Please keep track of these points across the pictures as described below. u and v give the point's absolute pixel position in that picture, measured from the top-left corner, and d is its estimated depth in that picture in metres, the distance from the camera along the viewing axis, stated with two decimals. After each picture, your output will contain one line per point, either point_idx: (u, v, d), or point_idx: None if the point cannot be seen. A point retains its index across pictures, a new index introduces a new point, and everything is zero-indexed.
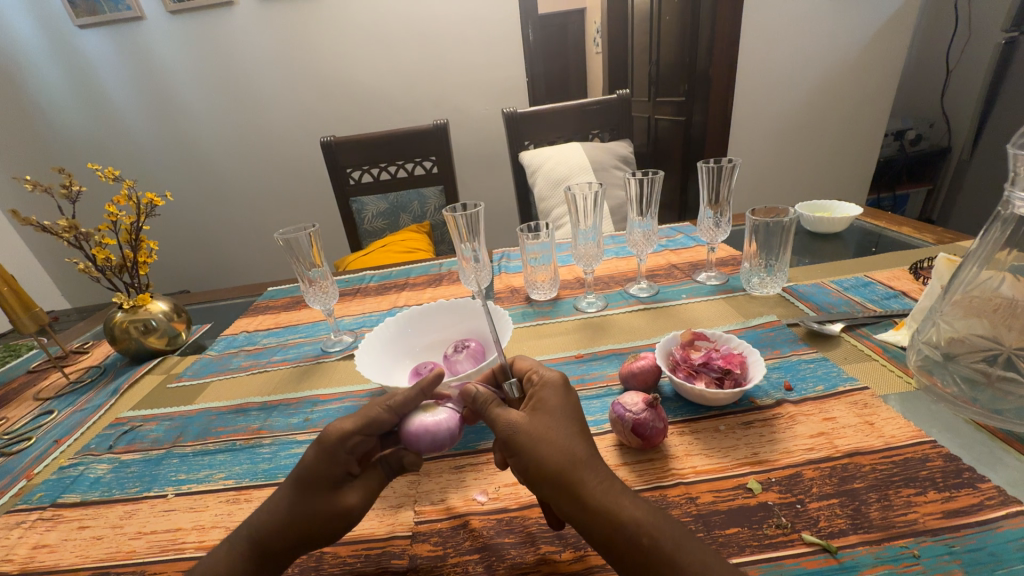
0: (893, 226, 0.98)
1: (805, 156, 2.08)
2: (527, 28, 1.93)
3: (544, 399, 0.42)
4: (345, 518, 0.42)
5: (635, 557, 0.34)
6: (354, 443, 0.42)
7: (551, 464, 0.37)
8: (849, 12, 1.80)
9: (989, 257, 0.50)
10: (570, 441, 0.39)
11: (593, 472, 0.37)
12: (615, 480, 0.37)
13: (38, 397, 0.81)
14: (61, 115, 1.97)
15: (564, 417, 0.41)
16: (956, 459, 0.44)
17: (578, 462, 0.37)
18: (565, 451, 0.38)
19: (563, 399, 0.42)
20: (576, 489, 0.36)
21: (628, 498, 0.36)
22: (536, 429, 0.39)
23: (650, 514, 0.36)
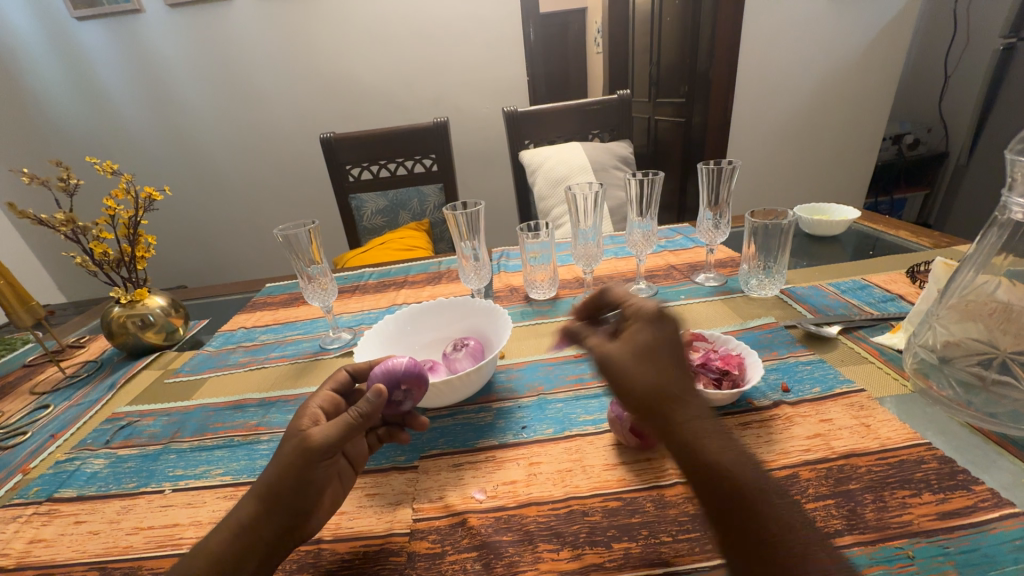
0: (891, 230, 0.99)
1: (803, 160, 2.09)
2: (529, 28, 1.92)
3: (637, 331, 0.39)
4: (310, 454, 0.44)
5: (714, 502, 0.32)
6: (320, 401, 0.50)
7: (637, 391, 0.36)
8: (850, 16, 1.80)
9: (985, 262, 0.51)
10: (661, 371, 0.36)
11: (683, 406, 0.34)
12: (705, 421, 0.34)
13: (34, 391, 0.81)
14: (59, 109, 1.96)
15: (663, 346, 0.38)
16: (950, 462, 0.44)
17: (666, 393, 0.35)
18: (654, 380, 0.36)
19: (663, 330, 0.39)
20: (660, 419, 0.34)
21: (715, 439, 0.33)
22: (628, 362, 0.37)
23: (738, 461, 0.32)
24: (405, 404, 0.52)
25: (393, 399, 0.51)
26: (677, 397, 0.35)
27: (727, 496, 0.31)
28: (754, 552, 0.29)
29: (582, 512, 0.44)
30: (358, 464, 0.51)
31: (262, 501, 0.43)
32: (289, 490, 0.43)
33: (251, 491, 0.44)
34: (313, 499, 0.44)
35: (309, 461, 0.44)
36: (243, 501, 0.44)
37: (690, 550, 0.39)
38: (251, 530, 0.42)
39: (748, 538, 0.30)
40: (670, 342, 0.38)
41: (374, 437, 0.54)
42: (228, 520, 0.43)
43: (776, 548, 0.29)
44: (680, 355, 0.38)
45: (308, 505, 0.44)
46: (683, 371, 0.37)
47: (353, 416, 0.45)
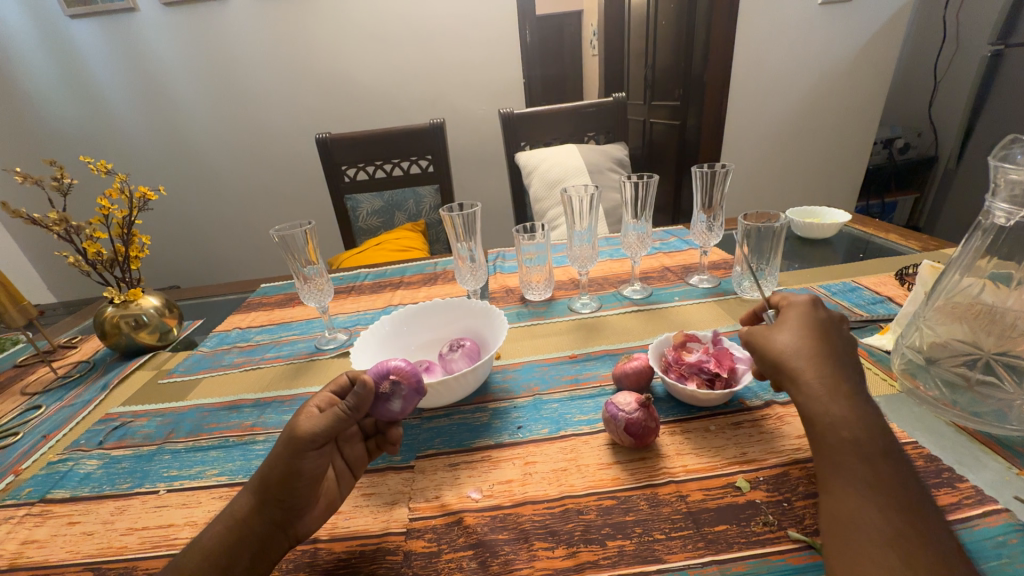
0: (880, 234, 1.01)
1: (795, 163, 2.11)
2: (525, 30, 1.93)
3: (788, 314, 0.48)
4: (297, 446, 0.43)
5: (825, 448, 0.39)
6: (318, 398, 0.48)
7: (770, 356, 0.46)
8: (842, 22, 1.83)
9: (970, 264, 0.52)
10: (796, 340, 0.45)
11: (814, 368, 0.42)
12: (836, 384, 0.41)
13: (25, 392, 0.80)
14: (51, 108, 1.94)
15: (806, 324, 0.46)
16: (935, 460, 0.45)
17: (799, 357, 0.43)
18: (790, 347, 0.45)
19: (814, 315, 0.47)
20: (789, 376, 0.43)
21: (844, 400, 0.40)
22: (768, 335, 0.47)
23: (862, 424, 0.39)
24: (393, 403, 0.48)
25: (381, 394, 0.48)
26: (810, 360, 0.43)
27: (842, 444, 0.38)
28: (850, 489, 0.36)
29: (577, 510, 0.45)
30: (356, 468, 0.50)
31: (258, 494, 0.43)
32: (279, 484, 0.42)
33: (247, 485, 0.44)
34: (303, 496, 0.43)
35: (297, 454, 0.43)
36: (240, 492, 0.44)
37: (683, 548, 0.40)
38: (246, 523, 0.42)
39: (850, 480, 0.36)
40: (812, 324, 0.46)
41: (372, 443, 0.52)
42: (225, 512, 0.43)
43: (875, 493, 0.35)
44: (832, 336, 0.45)
45: (298, 502, 0.43)
46: (823, 343, 0.44)
47: (345, 406, 0.44)
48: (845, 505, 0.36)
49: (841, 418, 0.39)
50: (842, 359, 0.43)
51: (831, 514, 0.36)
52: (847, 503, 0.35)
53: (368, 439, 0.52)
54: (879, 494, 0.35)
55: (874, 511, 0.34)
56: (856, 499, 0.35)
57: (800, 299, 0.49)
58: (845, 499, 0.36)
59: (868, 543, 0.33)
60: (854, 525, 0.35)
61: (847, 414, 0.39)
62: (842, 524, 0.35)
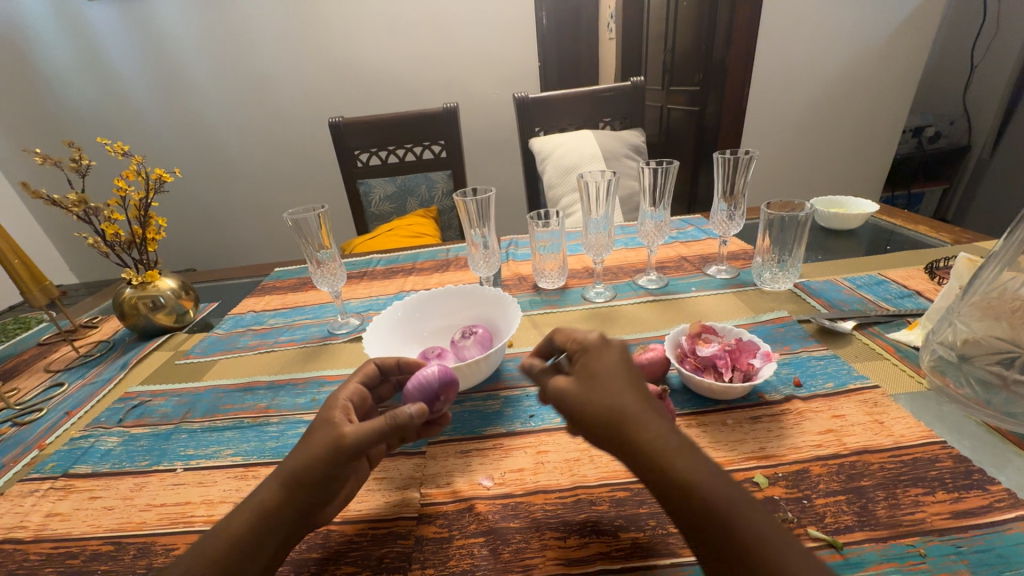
0: (909, 225, 0.97)
1: (817, 152, 2.05)
2: (540, 11, 1.88)
3: (590, 360, 0.40)
4: (341, 450, 0.41)
5: (703, 521, 0.32)
6: (347, 392, 0.48)
7: (600, 416, 0.37)
8: (875, 3, 1.74)
9: (1011, 259, 0.48)
10: (613, 396, 0.37)
11: (652, 426, 0.35)
12: (668, 435, 0.35)
13: (49, 369, 0.82)
14: (70, 91, 1.96)
15: (615, 365, 0.39)
16: (966, 461, 0.43)
17: (635, 413, 0.36)
18: (609, 395, 0.37)
19: (609, 357, 0.40)
20: (624, 446, 0.35)
21: (685, 452, 0.34)
22: (584, 393, 0.38)
23: (705, 473, 0.33)
24: (443, 411, 0.52)
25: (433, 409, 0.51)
26: (647, 414, 0.36)
27: (702, 512, 0.32)
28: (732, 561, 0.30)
29: (589, 500, 0.44)
30: (375, 460, 0.50)
31: (289, 487, 0.41)
32: (314, 481, 0.41)
33: (272, 474, 0.42)
34: (333, 487, 0.43)
35: (337, 458, 0.42)
36: (265, 481, 0.42)
37: None
38: (274, 514, 0.40)
39: (727, 548, 0.31)
40: (618, 373, 0.39)
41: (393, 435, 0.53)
42: (252, 500, 0.41)
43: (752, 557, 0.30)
44: (639, 380, 0.39)
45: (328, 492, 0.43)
46: (636, 393, 0.37)
47: (388, 421, 0.42)
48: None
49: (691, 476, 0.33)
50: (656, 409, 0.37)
51: None
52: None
53: None
54: (755, 556, 0.30)
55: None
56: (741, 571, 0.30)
57: (589, 338, 0.42)
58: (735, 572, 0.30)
59: None
60: None
61: (690, 471, 0.33)
62: None
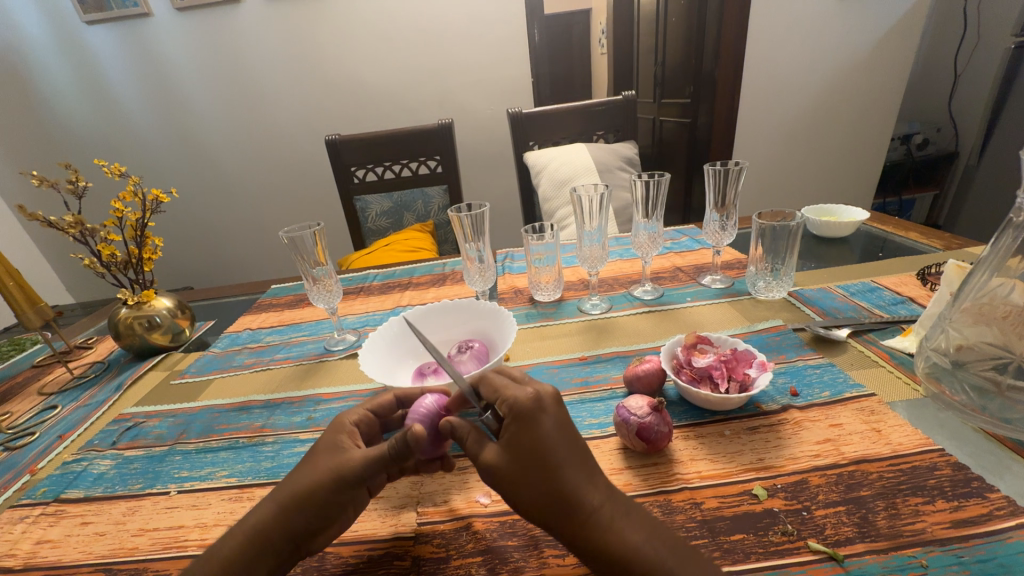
0: (900, 231, 0.98)
1: (809, 160, 2.08)
2: (533, 28, 1.91)
3: (524, 434, 0.38)
4: (347, 474, 0.42)
5: None
6: (354, 414, 0.49)
7: (538, 495, 0.36)
8: (859, 15, 1.79)
9: (1000, 264, 0.49)
10: (552, 474, 0.36)
11: (587, 502, 0.36)
12: (609, 506, 0.36)
13: (42, 392, 0.81)
14: (68, 112, 1.98)
15: (545, 437, 0.37)
16: (964, 468, 0.43)
17: (574, 489, 0.36)
18: (544, 474, 0.36)
19: (544, 426, 0.38)
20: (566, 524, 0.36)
21: (623, 523, 0.36)
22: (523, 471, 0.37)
23: (645, 540, 0.35)
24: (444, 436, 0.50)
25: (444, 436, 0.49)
26: (586, 488, 0.36)
27: None
28: None
29: None
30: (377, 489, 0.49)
31: (284, 510, 0.41)
32: (316, 504, 0.41)
33: (269, 494, 0.42)
34: (336, 514, 0.43)
35: (343, 483, 0.42)
36: (262, 501, 0.42)
37: None
38: (266, 534, 0.40)
39: None
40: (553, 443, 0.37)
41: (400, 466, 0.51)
42: (246, 521, 0.41)
43: None
44: (575, 445, 0.38)
45: (329, 519, 0.42)
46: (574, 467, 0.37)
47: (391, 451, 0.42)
48: None
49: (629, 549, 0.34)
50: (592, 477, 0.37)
51: None
52: None
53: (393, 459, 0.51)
54: None
55: None
56: None
57: (521, 399, 0.39)
58: None
59: None
60: None
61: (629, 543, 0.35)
62: None
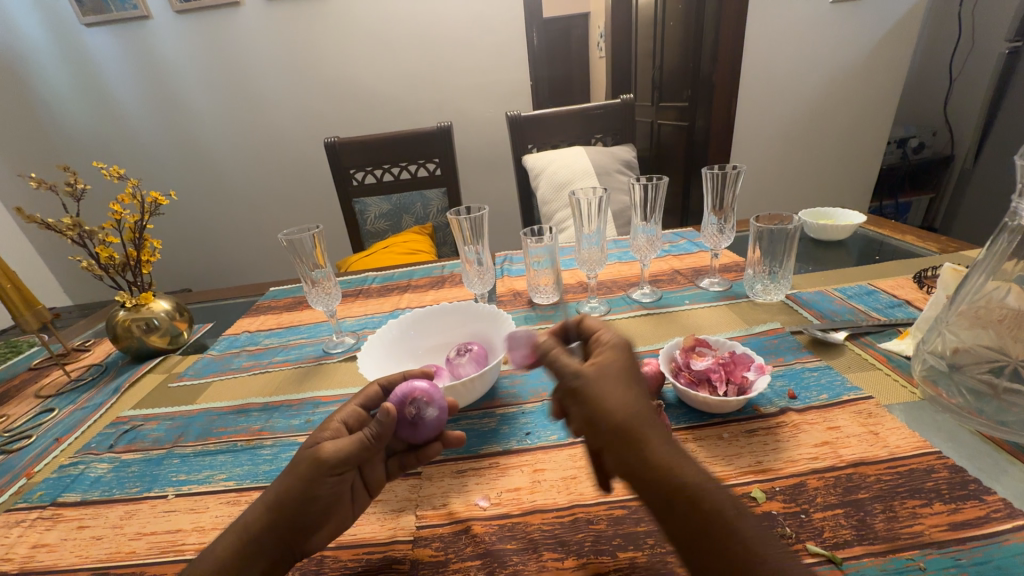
0: (897, 235, 0.98)
1: (807, 163, 2.09)
2: (532, 32, 1.92)
3: (608, 359, 0.41)
4: (321, 467, 0.43)
5: (708, 530, 0.31)
6: (343, 414, 0.50)
7: (616, 410, 0.37)
8: (855, 21, 1.81)
9: (995, 268, 0.49)
10: (631, 396, 0.38)
11: (656, 434, 0.36)
12: (673, 446, 0.36)
13: (39, 394, 0.81)
14: (67, 114, 1.98)
15: (629, 365, 0.41)
16: (961, 471, 0.43)
17: (647, 416, 0.37)
18: (620, 394, 0.38)
19: (627, 361, 0.42)
20: (634, 443, 0.35)
21: (691, 463, 0.35)
22: (607, 387, 0.39)
23: (713, 487, 0.33)
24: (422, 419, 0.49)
25: (407, 417, 0.49)
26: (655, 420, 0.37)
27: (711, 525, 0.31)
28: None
29: (587, 520, 0.44)
30: (373, 489, 0.48)
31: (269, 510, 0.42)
32: (294, 504, 0.42)
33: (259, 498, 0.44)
34: (319, 515, 0.43)
35: (316, 478, 0.43)
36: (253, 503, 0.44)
37: None
38: (251, 533, 0.41)
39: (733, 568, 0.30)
40: (637, 376, 0.41)
41: (395, 463, 0.51)
42: (237, 523, 0.42)
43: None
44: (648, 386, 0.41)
45: (313, 520, 0.43)
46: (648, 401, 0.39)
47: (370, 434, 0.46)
48: None
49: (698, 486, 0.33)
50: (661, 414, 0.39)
51: None
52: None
53: (390, 458, 0.51)
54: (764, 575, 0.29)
55: None
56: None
57: (613, 339, 0.44)
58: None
59: None
60: None
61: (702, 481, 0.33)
62: None
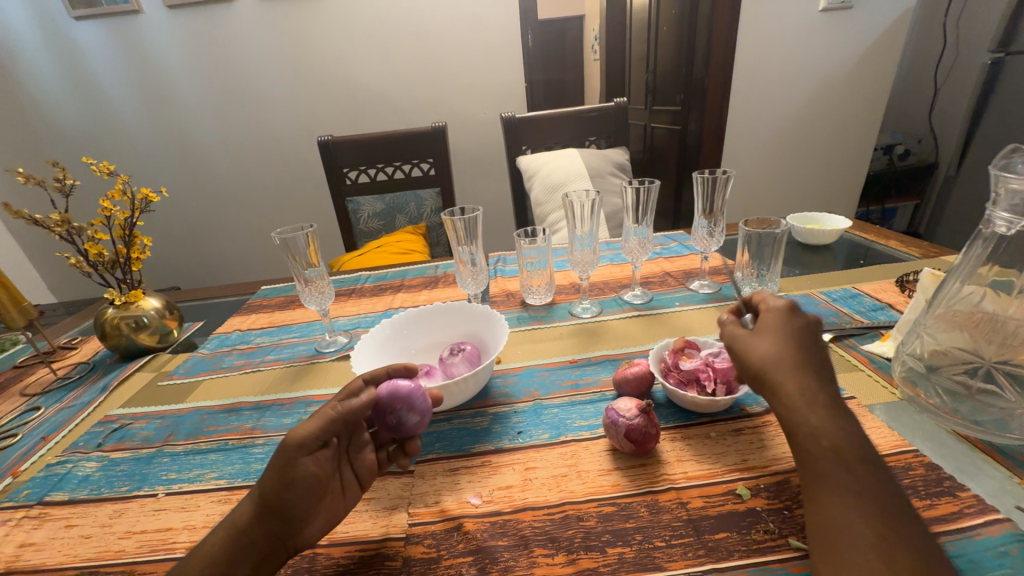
0: (881, 240, 1.01)
1: (796, 168, 2.12)
2: (527, 34, 1.93)
3: (766, 319, 0.48)
4: (292, 453, 0.43)
5: (824, 460, 0.38)
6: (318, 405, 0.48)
7: (754, 359, 0.46)
8: (843, 29, 1.84)
9: (971, 273, 0.52)
10: (778, 349, 0.45)
11: (796, 378, 0.42)
12: (814, 395, 0.41)
13: (25, 393, 0.80)
14: (54, 108, 1.95)
15: (786, 323, 0.47)
16: (937, 468, 0.45)
17: (789, 364, 0.43)
18: (768, 346, 0.45)
19: (791, 321, 0.47)
20: (768, 387, 0.44)
21: (823, 410, 0.41)
22: (752, 341, 0.47)
23: (842, 432, 0.39)
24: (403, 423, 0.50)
25: (389, 424, 0.50)
26: (798, 370, 0.43)
27: (826, 454, 0.38)
28: (836, 496, 0.36)
29: (577, 516, 0.44)
30: (365, 480, 0.48)
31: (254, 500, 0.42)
32: (273, 494, 0.42)
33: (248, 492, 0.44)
34: (302, 505, 0.43)
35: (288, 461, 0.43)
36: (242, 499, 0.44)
37: (682, 556, 0.40)
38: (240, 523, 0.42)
39: (836, 488, 0.37)
40: (796, 333, 0.46)
41: (384, 454, 0.52)
42: (225, 520, 0.43)
43: (861, 498, 0.36)
44: (808, 342, 0.46)
45: (296, 511, 0.42)
46: (802, 353, 0.44)
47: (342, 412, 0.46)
48: (830, 512, 0.36)
49: (822, 428, 0.39)
50: (818, 368, 0.44)
51: (818, 524, 0.36)
52: (828, 508, 0.36)
53: (380, 448, 0.52)
54: (861, 498, 0.36)
55: (860, 515, 0.35)
56: (841, 505, 0.36)
57: (777, 304, 0.49)
58: (830, 505, 0.36)
59: (852, 548, 0.34)
60: (842, 531, 0.35)
61: (829, 425, 0.40)
62: (829, 529, 0.35)
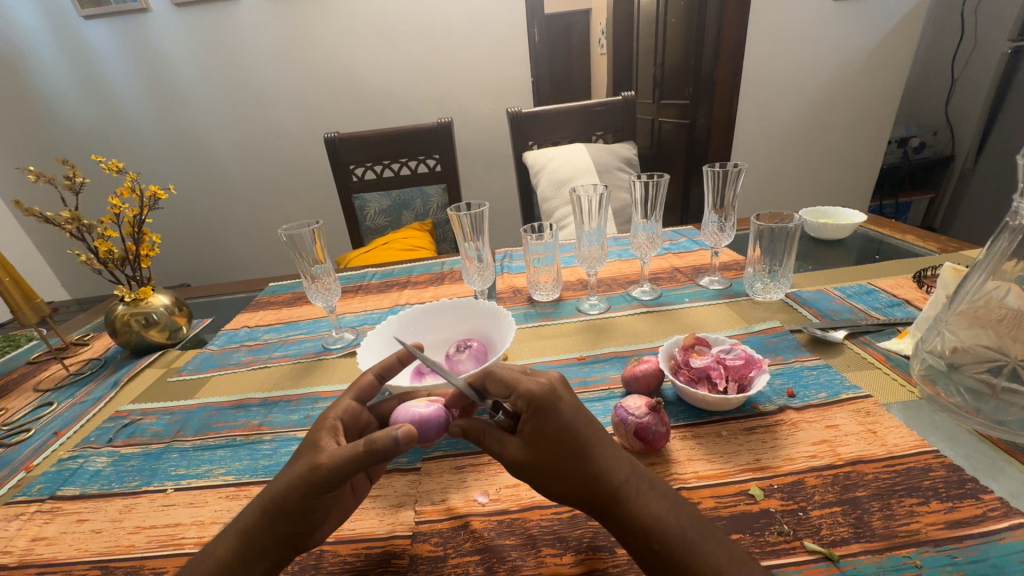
0: (897, 234, 0.98)
1: (807, 162, 2.08)
2: (533, 27, 1.91)
3: (538, 425, 0.39)
4: (316, 486, 0.39)
5: (668, 554, 0.35)
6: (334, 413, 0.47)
7: (571, 480, 0.38)
8: (857, 19, 1.80)
9: (995, 268, 0.50)
10: (584, 459, 0.38)
11: (617, 472, 0.38)
12: (639, 477, 0.38)
13: (38, 388, 0.81)
14: (65, 107, 1.97)
15: (570, 419, 0.39)
16: (959, 470, 0.43)
17: (603, 467, 0.38)
18: (577, 456, 0.38)
19: (560, 415, 0.39)
20: (601, 501, 0.38)
21: (660, 496, 0.38)
22: (549, 458, 0.39)
23: (671, 512, 0.37)
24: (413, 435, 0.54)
25: None
26: (610, 470, 0.38)
27: (662, 551, 0.36)
28: None
29: (585, 516, 0.44)
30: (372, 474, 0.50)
31: (269, 518, 0.40)
32: (294, 516, 0.40)
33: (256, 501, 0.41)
34: (318, 515, 0.42)
35: (314, 490, 0.39)
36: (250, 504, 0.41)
37: None
38: (252, 537, 0.40)
39: None
40: (579, 431, 0.39)
41: None
42: (235, 525, 0.41)
43: None
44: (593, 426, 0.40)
45: (312, 522, 0.42)
46: (599, 451, 0.39)
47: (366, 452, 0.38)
48: None
49: (656, 518, 0.37)
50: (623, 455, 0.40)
51: None
52: None
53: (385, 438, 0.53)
54: None
55: None
56: None
57: (535, 389, 0.40)
58: None
59: None
60: None
61: (663, 514, 0.37)
62: None
